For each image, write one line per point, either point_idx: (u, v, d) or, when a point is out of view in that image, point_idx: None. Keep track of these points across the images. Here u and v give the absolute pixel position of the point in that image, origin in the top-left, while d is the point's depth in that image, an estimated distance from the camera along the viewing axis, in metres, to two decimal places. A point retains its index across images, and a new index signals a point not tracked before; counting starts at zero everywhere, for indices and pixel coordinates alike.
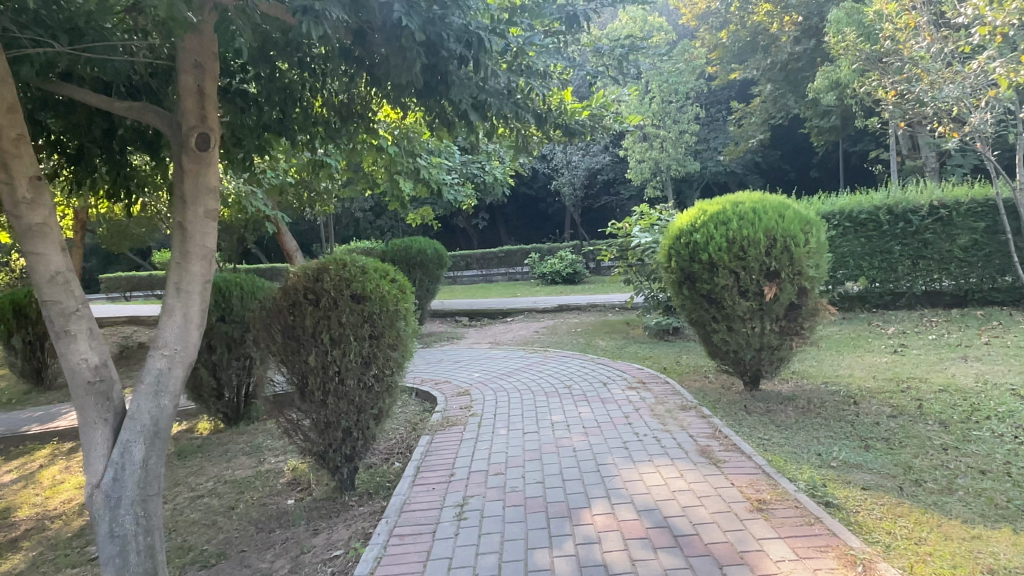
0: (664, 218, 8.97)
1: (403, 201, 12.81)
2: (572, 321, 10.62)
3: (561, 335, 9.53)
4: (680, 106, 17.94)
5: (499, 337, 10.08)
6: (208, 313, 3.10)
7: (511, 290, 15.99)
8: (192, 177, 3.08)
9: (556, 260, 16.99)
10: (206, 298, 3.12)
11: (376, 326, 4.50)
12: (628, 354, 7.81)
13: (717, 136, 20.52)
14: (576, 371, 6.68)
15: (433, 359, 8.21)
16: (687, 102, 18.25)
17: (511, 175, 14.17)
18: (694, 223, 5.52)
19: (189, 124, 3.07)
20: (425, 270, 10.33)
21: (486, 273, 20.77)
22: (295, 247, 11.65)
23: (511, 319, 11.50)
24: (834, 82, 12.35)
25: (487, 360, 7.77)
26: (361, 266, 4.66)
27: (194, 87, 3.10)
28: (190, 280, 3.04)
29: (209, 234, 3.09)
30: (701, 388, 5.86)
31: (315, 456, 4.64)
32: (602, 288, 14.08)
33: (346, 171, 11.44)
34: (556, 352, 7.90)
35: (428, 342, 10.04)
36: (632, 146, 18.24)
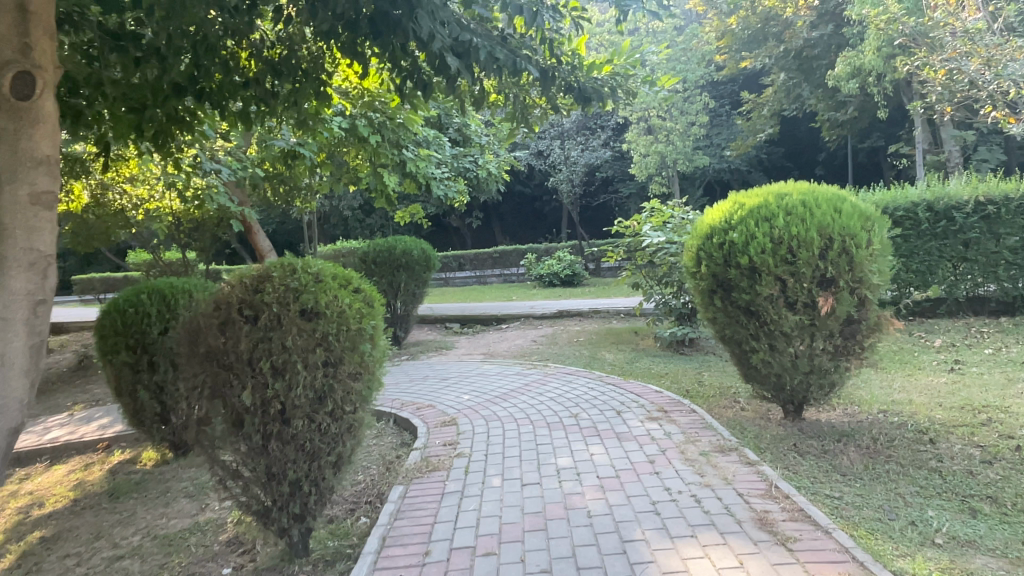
0: (678, 216, 8.01)
1: (390, 197, 11.81)
2: (574, 329, 9.62)
3: (563, 346, 8.54)
4: (687, 96, 16.94)
5: (493, 347, 9.08)
6: (35, 335, 2.85)
7: (506, 294, 14.98)
8: (14, 142, 2.78)
9: (554, 261, 15.99)
10: (32, 315, 2.85)
11: (333, 350, 3.50)
12: (640, 371, 6.82)
13: (721, 131, 19.60)
14: (582, 394, 5.67)
15: (417, 375, 7.21)
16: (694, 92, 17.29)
17: (505, 170, 13.17)
18: (729, 219, 4.52)
19: (9, 65, 2.76)
20: (410, 273, 9.31)
21: (480, 275, 19.76)
22: (269, 247, 10.60)
23: (506, 327, 10.50)
24: (857, 68, 11.41)
25: (479, 378, 6.75)
26: (316, 273, 3.65)
27: (13, 6, 2.81)
28: (14, 296, 2.76)
29: (34, 228, 2.82)
30: (736, 418, 4.86)
31: (255, 514, 3.65)
32: (604, 292, 13.09)
33: (327, 164, 10.44)
34: (557, 367, 6.90)
35: (413, 353, 9.03)
36: (636, 140, 17.25)
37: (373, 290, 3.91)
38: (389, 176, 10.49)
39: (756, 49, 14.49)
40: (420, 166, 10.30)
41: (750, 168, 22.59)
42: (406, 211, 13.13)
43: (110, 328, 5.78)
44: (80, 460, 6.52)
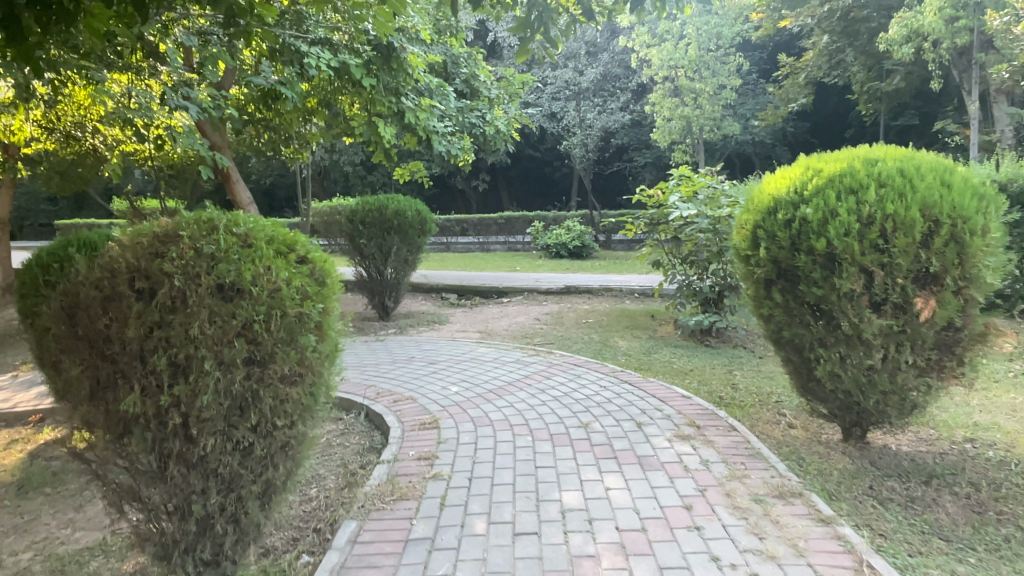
0: (712, 186, 6.95)
1: (388, 150, 10.73)
2: (582, 308, 8.64)
3: (569, 328, 7.57)
4: (720, 56, 15.63)
5: (492, 324, 8.13)
6: None
7: (510, 263, 14.00)
8: None
9: (562, 230, 14.96)
10: None
11: (261, 344, 2.51)
12: (659, 364, 5.85)
13: (749, 100, 18.35)
14: (591, 392, 4.69)
15: (401, 355, 6.24)
16: (728, 52, 15.95)
17: (515, 127, 12.05)
18: (800, 189, 3.49)
19: None
20: (403, 237, 8.27)
21: (483, 241, 18.72)
22: (250, 200, 9.55)
23: (507, 301, 9.52)
24: (914, 31, 10.18)
25: (471, 363, 5.78)
26: (245, 235, 2.63)
27: None
28: None
29: None
30: (786, 440, 3.88)
31: (155, 555, 2.73)
32: (615, 267, 12.09)
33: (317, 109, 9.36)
34: (561, 355, 5.91)
35: (402, 327, 8.07)
36: (661, 102, 15.99)
37: (327, 263, 2.90)
38: (385, 127, 9.41)
39: (798, 8, 13.19)
40: (420, 117, 9.21)
41: (774, 142, 21.35)
42: (406, 167, 12.04)
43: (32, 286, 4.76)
44: (4, 436, 5.61)
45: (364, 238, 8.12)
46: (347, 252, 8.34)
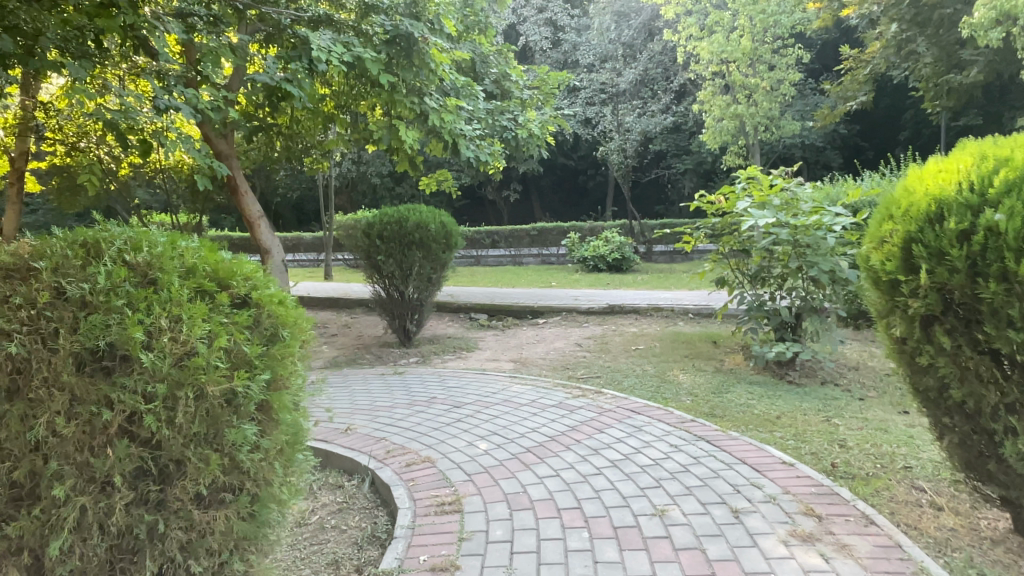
0: (789, 188, 5.83)
1: (412, 156, 9.84)
2: (629, 331, 7.58)
3: (617, 356, 6.51)
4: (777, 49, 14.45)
5: (527, 351, 7.11)
6: None
7: (545, 277, 12.97)
8: None
9: (600, 241, 13.92)
10: None
11: (161, 447, 1.60)
12: (734, 406, 4.78)
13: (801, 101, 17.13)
14: (660, 455, 3.62)
15: (420, 394, 5.25)
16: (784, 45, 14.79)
17: (550, 130, 11.08)
18: (978, 188, 2.40)
19: None
20: (425, 252, 7.25)
21: (515, 254, 17.77)
22: (260, 212, 8.62)
23: (543, 321, 8.51)
24: (1003, 12, 9.02)
25: (503, 406, 4.75)
26: (146, 265, 1.66)
27: None
28: None
29: None
30: (947, 540, 2.77)
31: None
32: (660, 282, 11.03)
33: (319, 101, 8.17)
34: (614, 395, 4.85)
35: (426, 354, 7.10)
36: (710, 101, 14.88)
37: (283, 305, 1.95)
38: (406, 129, 8.51)
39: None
40: (446, 118, 8.30)
41: (825, 145, 20.07)
42: (432, 176, 11.12)
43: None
44: None
45: (381, 254, 7.15)
46: (364, 269, 7.39)
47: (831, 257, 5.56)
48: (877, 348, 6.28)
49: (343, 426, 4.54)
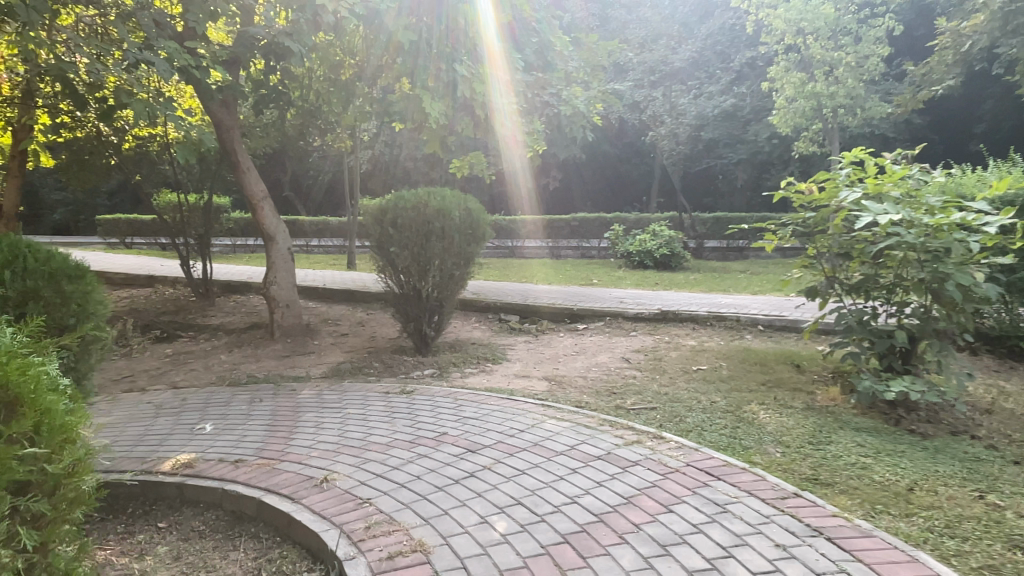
0: (915, 175, 4.61)
1: (442, 132, 8.74)
2: (687, 345, 6.35)
3: (675, 380, 5.28)
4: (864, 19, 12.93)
5: (564, 364, 5.95)
6: None
7: (585, 274, 11.72)
8: None
9: (647, 235, 12.63)
10: None
11: None
12: (843, 465, 3.56)
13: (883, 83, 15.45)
14: (763, 564, 2.42)
15: (428, 427, 4.10)
16: (872, 16, 13.24)
17: (599, 108, 9.84)
18: None
19: None
20: (449, 243, 6.11)
21: (553, 245, 16.57)
22: (265, 192, 7.53)
23: (584, 326, 7.32)
24: None
25: (532, 454, 3.55)
26: None
27: None
28: None
29: None
30: None
31: None
32: (717, 285, 9.70)
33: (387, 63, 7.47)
34: (680, 445, 3.63)
35: (443, 364, 5.99)
36: (783, 78, 13.47)
37: None
38: (432, 100, 7.46)
39: None
40: None
41: (896, 137, 18.34)
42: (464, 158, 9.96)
43: (42, 273, 3.07)
44: None
45: (395, 245, 6.02)
46: (376, 261, 6.29)
47: (965, 268, 4.31)
48: (1006, 384, 4.95)
49: (319, 476, 3.44)
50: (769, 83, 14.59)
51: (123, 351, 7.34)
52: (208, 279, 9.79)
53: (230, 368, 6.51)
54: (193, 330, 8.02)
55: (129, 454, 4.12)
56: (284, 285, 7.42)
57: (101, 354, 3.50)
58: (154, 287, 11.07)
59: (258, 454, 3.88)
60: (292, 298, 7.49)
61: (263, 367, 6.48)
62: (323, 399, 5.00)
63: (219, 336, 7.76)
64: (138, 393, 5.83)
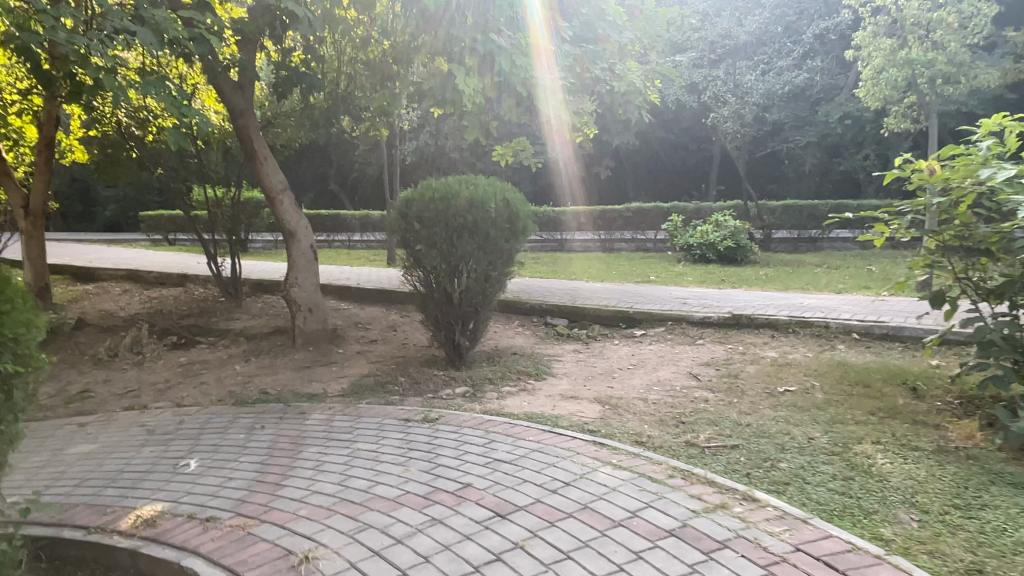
0: None
1: (483, 114, 7.88)
2: (767, 358, 5.34)
3: (758, 406, 4.30)
4: None
5: (619, 382, 5.02)
6: None
7: (642, 269, 10.69)
8: None
9: (709, 226, 11.51)
10: None
11: None
12: (1011, 544, 2.58)
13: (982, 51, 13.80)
14: None
15: (449, 474, 3.25)
16: None
17: (657, 85, 8.83)
18: None
19: None
20: (484, 238, 5.24)
21: (606, 238, 15.56)
22: (284, 183, 6.77)
23: (643, 333, 6.36)
24: None
25: (580, 523, 2.66)
26: None
27: None
28: None
29: None
30: None
31: None
32: (793, 282, 8.57)
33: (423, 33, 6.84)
34: (782, 515, 2.68)
35: (477, 381, 5.14)
36: (868, 45, 12.05)
37: None
38: (466, 77, 6.62)
39: None
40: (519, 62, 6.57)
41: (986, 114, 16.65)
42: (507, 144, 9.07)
43: None
44: None
45: (421, 243, 5.22)
46: (402, 260, 5.48)
47: None
48: None
49: (301, 551, 2.62)
50: (851, 54, 13.17)
51: (136, 361, 6.74)
52: (236, 279, 9.18)
53: (243, 382, 5.80)
54: (214, 336, 7.40)
55: (93, 502, 3.41)
56: (306, 287, 6.66)
57: (29, 389, 2.76)
58: (185, 287, 10.56)
59: (234, 510, 3.09)
60: (315, 302, 6.73)
61: (279, 380, 5.75)
62: (332, 427, 4.23)
63: (239, 343, 7.10)
64: (136, 412, 5.17)
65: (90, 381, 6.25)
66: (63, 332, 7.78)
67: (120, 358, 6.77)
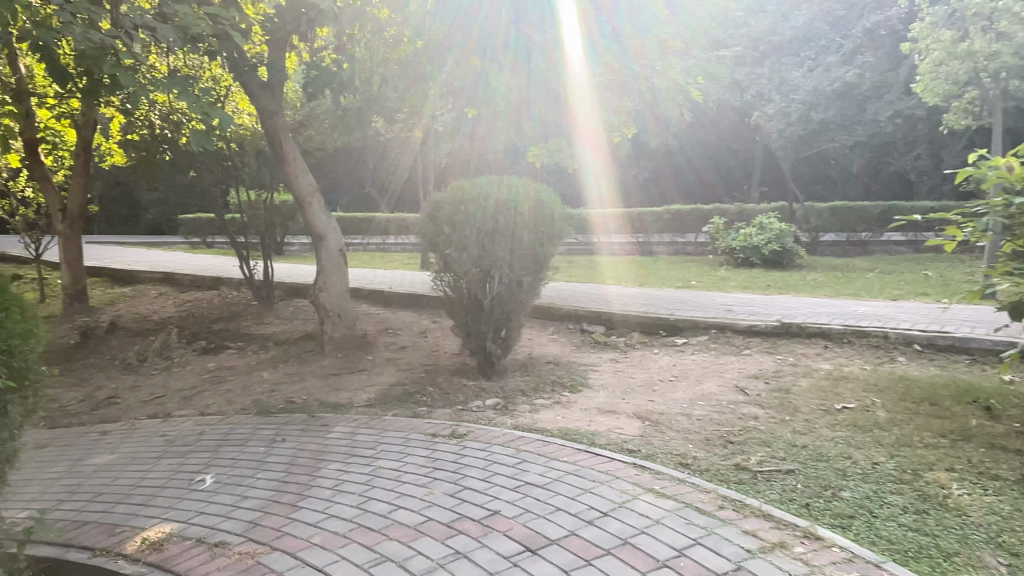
0: None
1: (518, 112, 7.62)
2: (820, 371, 4.96)
3: (814, 426, 3.95)
4: None
5: (660, 395, 4.71)
6: None
7: (682, 273, 10.31)
8: None
9: (753, 228, 11.07)
10: None
11: None
12: None
13: None
14: None
15: (476, 499, 2.98)
16: None
17: (699, 82, 8.46)
18: None
19: None
20: (516, 242, 4.98)
21: (644, 241, 15.17)
22: (313, 185, 6.61)
23: (685, 342, 6.02)
24: None
25: (620, 562, 2.37)
26: None
27: None
28: None
29: None
30: None
31: None
32: (844, 288, 8.12)
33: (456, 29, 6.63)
34: (850, 559, 2.36)
35: (509, 393, 4.88)
36: (926, 38, 11.50)
37: None
38: None
39: None
40: None
41: None
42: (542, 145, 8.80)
43: None
44: None
45: (451, 247, 4.97)
46: (431, 265, 5.26)
47: None
48: None
49: None
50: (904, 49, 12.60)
51: (164, 366, 6.64)
52: (267, 282, 9.09)
53: (269, 390, 5.64)
54: (243, 341, 7.27)
55: (103, 520, 3.22)
56: (334, 292, 6.48)
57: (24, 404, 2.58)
58: (219, 291, 10.52)
59: (245, 535, 2.88)
60: (344, 307, 6.54)
61: (305, 389, 5.57)
62: (355, 441, 4.00)
63: (267, 349, 6.96)
64: (158, 421, 5.02)
65: (117, 387, 6.16)
66: (95, 336, 7.75)
67: (149, 364, 6.68)
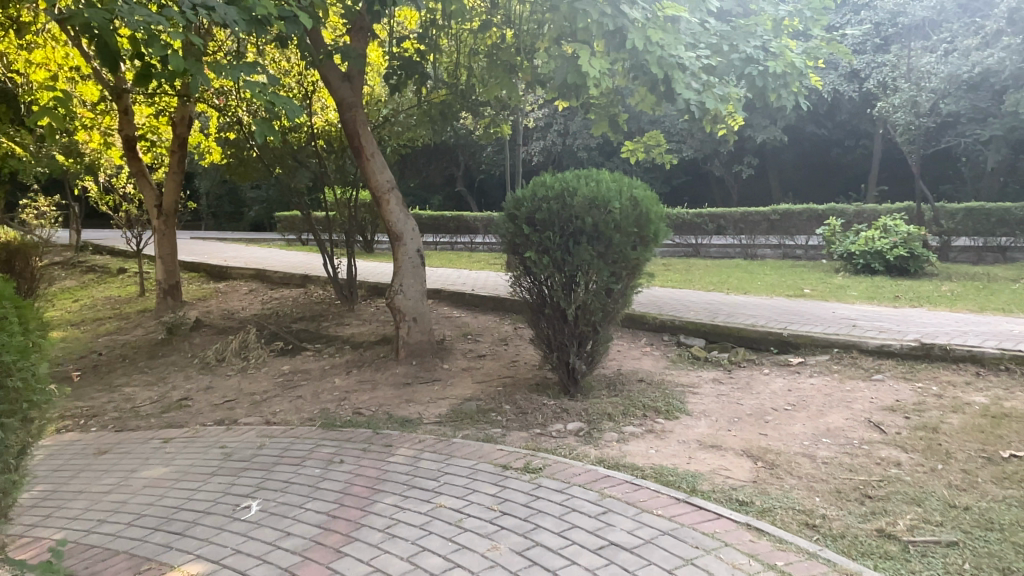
0: None
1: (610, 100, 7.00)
2: (973, 405, 4.10)
3: (976, 480, 3.16)
4: None
5: (773, 427, 4.00)
6: None
7: (792, 280, 9.36)
8: None
9: (875, 231, 9.96)
10: None
11: None
12: None
13: None
14: None
15: (547, 562, 2.44)
16: None
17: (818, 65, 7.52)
18: None
19: None
20: (605, 244, 4.37)
21: (747, 243, 14.15)
22: (390, 179, 6.24)
23: (800, 362, 5.23)
24: None
25: None
26: None
27: None
28: None
29: None
30: None
31: None
32: (988, 301, 7.03)
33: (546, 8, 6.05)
34: None
35: (593, 415, 4.30)
36: None
37: None
38: (591, 58, 5.73)
39: None
40: (654, 37, 5.64)
41: None
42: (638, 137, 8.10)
43: None
44: None
45: (533, 249, 4.46)
46: (510, 269, 4.74)
47: None
48: None
49: None
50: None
51: (240, 367, 6.46)
52: (350, 281, 8.88)
53: (338, 398, 5.29)
54: (320, 343, 7.02)
55: (135, 551, 2.90)
56: (411, 295, 6.08)
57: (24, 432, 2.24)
58: (306, 289, 10.44)
59: None
60: (420, 311, 6.13)
61: (375, 399, 5.19)
62: (416, 469, 3.53)
63: (343, 352, 6.66)
64: (223, 429, 4.77)
65: (192, 388, 6.00)
66: (181, 333, 7.74)
67: (226, 364, 6.52)
